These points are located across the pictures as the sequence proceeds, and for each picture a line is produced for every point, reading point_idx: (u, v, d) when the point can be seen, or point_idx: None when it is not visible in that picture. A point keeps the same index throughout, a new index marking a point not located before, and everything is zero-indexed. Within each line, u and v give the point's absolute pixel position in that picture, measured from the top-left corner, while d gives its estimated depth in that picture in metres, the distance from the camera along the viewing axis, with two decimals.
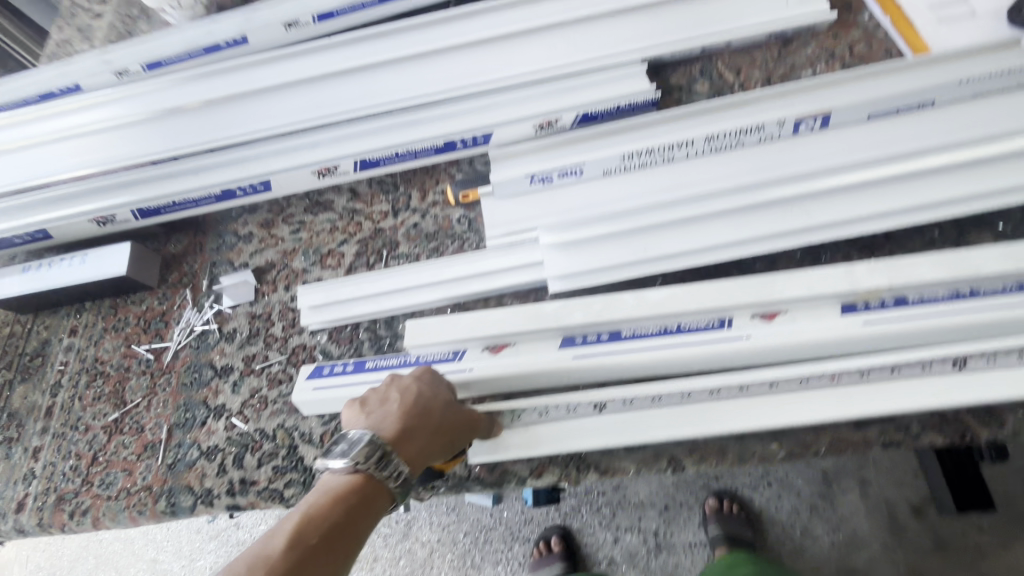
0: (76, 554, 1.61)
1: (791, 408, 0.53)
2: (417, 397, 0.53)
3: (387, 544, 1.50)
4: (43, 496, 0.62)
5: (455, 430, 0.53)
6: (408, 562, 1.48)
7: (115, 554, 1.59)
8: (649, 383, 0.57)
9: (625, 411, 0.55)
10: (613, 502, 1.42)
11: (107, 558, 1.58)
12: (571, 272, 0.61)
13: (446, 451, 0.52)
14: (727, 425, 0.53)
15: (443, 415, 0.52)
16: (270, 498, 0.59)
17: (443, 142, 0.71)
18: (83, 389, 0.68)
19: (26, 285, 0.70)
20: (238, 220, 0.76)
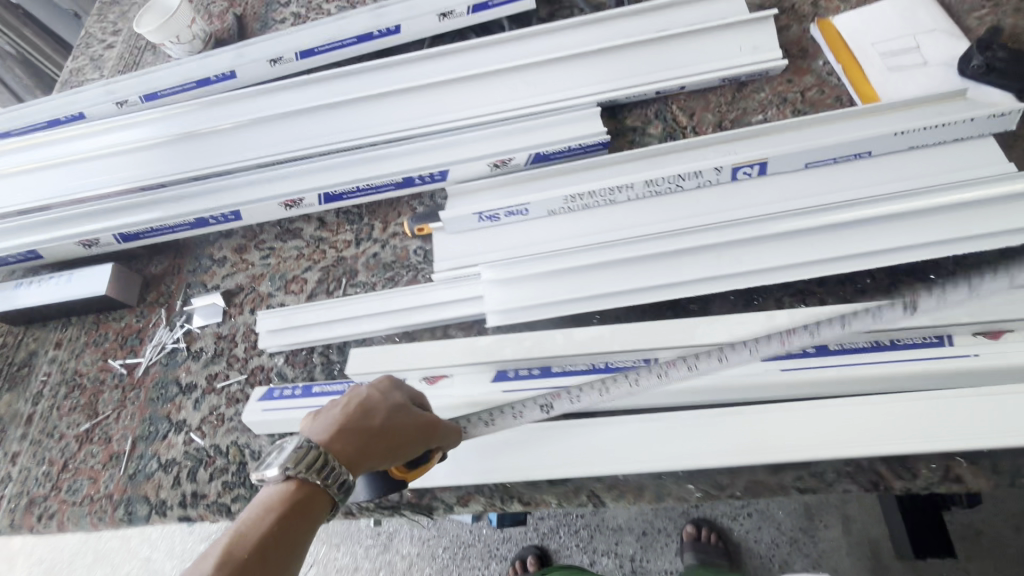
0: (77, 548, 1.69)
1: (710, 451, 0.55)
2: (364, 399, 0.53)
3: (368, 554, 1.53)
4: (16, 499, 0.68)
5: (403, 432, 0.51)
6: (387, 573, 1.50)
7: (112, 550, 1.66)
8: (575, 419, 0.59)
9: (551, 444, 0.58)
10: (591, 525, 1.43)
11: (105, 554, 1.65)
12: (509, 308, 0.64)
13: (393, 455, 0.51)
14: (643, 465, 0.55)
15: (388, 416, 0.52)
16: (218, 511, 0.63)
17: (403, 178, 0.75)
18: (62, 400, 0.74)
19: (17, 301, 0.77)
20: (214, 244, 0.81)
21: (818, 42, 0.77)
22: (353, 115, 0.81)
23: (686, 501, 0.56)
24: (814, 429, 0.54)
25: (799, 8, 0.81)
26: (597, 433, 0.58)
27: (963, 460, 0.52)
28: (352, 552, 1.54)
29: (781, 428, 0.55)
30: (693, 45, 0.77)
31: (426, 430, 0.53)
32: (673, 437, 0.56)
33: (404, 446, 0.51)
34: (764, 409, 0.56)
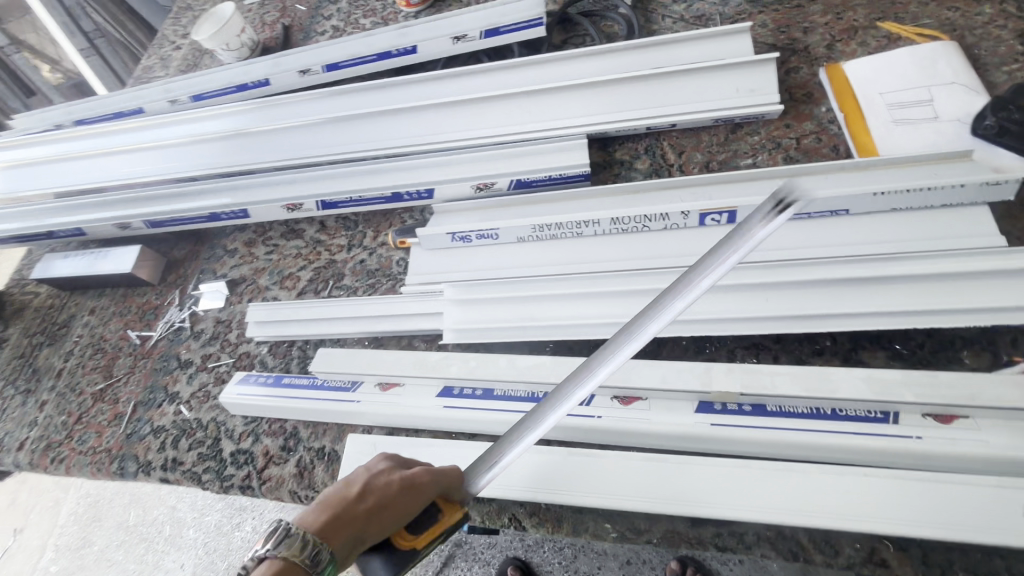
0: (118, 488, 1.89)
1: (630, 493, 0.54)
2: (349, 475, 0.51)
3: None
4: (38, 441, 0.79)
5: (387, 494, 0.48)
6: None
7: (146, 494, 1.84)
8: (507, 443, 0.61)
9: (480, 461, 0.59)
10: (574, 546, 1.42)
11: (139, 496, 1.84)
12: (465, 328, 0.66)
13: (379, 524, 0.46)
14: (562, 497, 0.56)
15: (371, 483, 0.49)
16: (190, 478, 0.70)
17: (392, 193, 0.80)
18: (87, 360, 0.85)
19: (65, 270, 0.89)
20: (229, 237, 0.90)
21: (823, 88, 0.74)
22: (357, 128, 0.86)
23: (602, 539, 0.56)
24: (740, 488, 0.52)
25: (811, 51, 0.78)
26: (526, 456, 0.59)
27: (889, 544, 0.49)
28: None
29: (708, 481, 0.53)
30: (690, 83, 0.76)
31: (416, 485, 0.49)
32: (597, 473, 0.56)
33: (391, 510, 0.47)
34: (693, 460, 0.54)
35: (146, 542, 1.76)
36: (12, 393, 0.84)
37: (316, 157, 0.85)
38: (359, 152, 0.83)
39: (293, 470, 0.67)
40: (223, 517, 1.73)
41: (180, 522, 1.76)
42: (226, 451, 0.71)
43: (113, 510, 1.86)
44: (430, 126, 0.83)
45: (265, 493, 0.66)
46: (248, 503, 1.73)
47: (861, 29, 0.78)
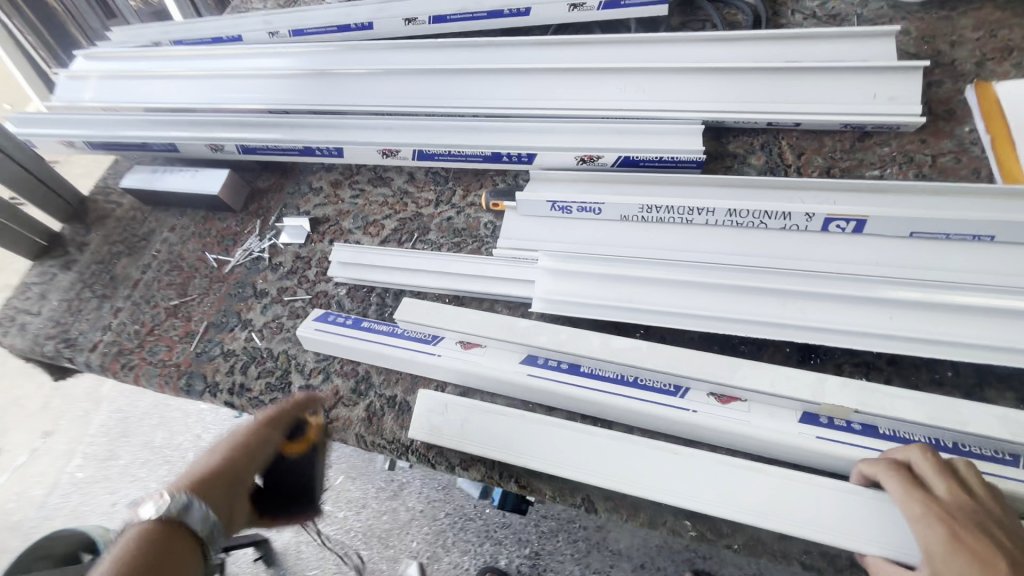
0: (148, 410, 1.94)
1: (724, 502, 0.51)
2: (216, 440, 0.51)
3: (377, 496, 1.62)
4: (109, 346, 0.80)
5: (253, 431, 0.51)
6: (390, 519, 1.58)
7: (174, 419, 1.89)
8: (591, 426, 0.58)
9: (562, 440, 0.57)
10: (591, 540, 1.42)
11: (168, 420, 1.89)
12: (556, 299, 0.64)
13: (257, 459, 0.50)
14: (647, 489, 0.53)
15: (236, 435, 0.51)
16: (256, 406, 0.70)
17: (491, 153, 0.78)
18: (162, 275, 0.85)
19: (152, 184, 0.90)
20: (315, 174, 0.89)
21: (968, 107, 0.70)
22: (461, 83, 0.84)
23: (678, 536, 0.54)
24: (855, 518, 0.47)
25: (958, 67, 0.73)
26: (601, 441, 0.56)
27: None
28: (362, 489, 1.63)
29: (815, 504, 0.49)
30: (823, 82, 0.72)
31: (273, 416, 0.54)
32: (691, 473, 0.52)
33: (261, 442, 0.51)
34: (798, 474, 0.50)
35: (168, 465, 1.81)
36: (88, 296, 0.85)
37: (417, 106, 0.83)
38: (462, 108, 0.82)
39: (362, 414, 0.66)
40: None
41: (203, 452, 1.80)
42: (295, 385, 0.71)
43: (141, 429, 1.91)
44: (538, 91, 0.81)
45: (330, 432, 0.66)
46: None
47: (1017, 49, 0.72)
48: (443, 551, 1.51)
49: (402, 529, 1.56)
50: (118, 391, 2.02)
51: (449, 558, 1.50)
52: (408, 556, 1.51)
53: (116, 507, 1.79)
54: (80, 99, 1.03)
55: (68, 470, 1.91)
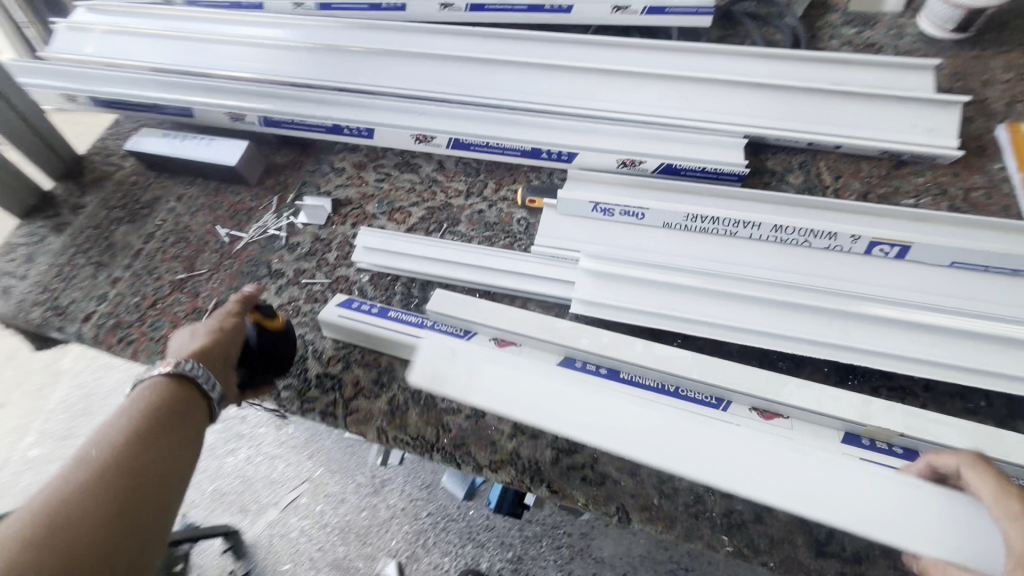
0: (115, 388, 1.84)
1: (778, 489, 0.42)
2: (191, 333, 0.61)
3: (357, 492, 1.57)
4: (106, 318, 0.74)
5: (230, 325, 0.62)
6: (369, 516, 1.53)
7: None
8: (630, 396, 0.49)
9: (596, 404, 0.48)
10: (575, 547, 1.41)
11: None
12: (597, 301, 0.63)
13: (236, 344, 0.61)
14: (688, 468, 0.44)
15: (211, 327, 0.61)
16: (268, 392, 0.66)
17: (531, 148, 0.76)
18: (167, 246, 0.80)
19: (162, 149, 0.84)
20: (339, 154, 0.85)
21: (999, 145, 0.72)
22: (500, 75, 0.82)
23: (715, 551, 0.53)
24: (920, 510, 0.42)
25: (989, 105, 0.75)
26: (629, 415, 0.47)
27: None
28: (342, 483, 1.58)
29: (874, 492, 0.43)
30: (864, 108, 0.73)
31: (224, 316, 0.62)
32: (736, 453, 0.45)
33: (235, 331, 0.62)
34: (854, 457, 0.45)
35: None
36: (82, 263, 0.80)
37: (453, 93, 0.80)
38: (500, 98, 0.79)
39: (385, 407, 0.63)
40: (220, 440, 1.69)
41: None
42: (311, 372, 0.67)
43: (105, 409, 1.81)
44: (580, 89, 0.79)
45: (349, 424, 0.63)
46: (245, 432, 1.69)
47: None
48: (422, 552, 1.47)
49: (381, 527, 1.52)
50: (83, 366, 1.91)
51: (429, 559, 1.46)
52: (386, 555, 1.47)
53: None
54: (80, 52, 0.96)
55: (21, 447, 1.79)
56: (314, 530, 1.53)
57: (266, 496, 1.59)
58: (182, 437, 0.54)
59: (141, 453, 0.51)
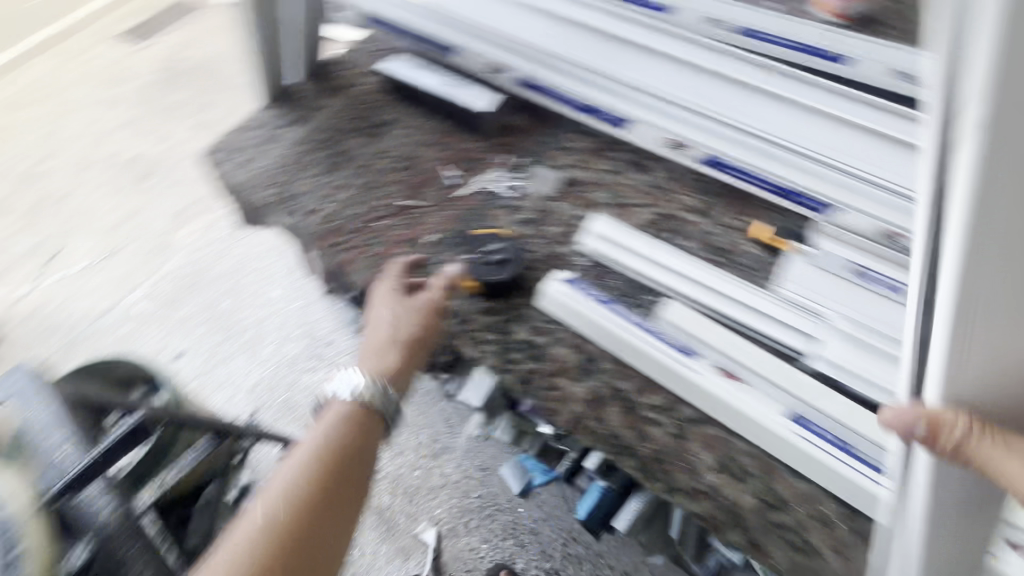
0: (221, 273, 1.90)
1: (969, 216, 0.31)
2: (395, 320, 0.67)
3: (415, 449, 1.55)
4: (328, 219, 0.77)
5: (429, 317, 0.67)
6: (420, 476, 1.52)
7: (243, 292, 1.85)
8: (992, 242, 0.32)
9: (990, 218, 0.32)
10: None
11: (237, 290, 1.85)
12: (836, 362, 0.60)
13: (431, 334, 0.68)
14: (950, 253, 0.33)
15: (411, 320, 0.67)
16: (470, 341, 0.68)
17: (785, 188, 0.69)
18: (393, 170, 0.82)
19: (412, 77, 0.86)
20: (574, 134, 0.85)
21: None
22: None
23: None
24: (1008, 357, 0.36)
25: None
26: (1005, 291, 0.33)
27: None
28: (403, 436, 1.57)
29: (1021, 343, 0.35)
30: None
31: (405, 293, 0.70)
32: (1002, 200, 0.30)
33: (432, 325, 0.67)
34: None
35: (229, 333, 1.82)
36: (312, 160, 0.82)
37: (715, 110, 0.69)
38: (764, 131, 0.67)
39: (585, 394, 0.63)
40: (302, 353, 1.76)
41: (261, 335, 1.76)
42: (515, 335, 0.67)
43: (207, 289, 1.87)
44: None
45: (546, 400, 0.63)
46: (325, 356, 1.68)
47: None
48: (461, 531, 1.42)
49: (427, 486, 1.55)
50: (198, 242, 1.98)
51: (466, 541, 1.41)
52: (427, 520, 1.46)
53: (157, 352, 1.75)
54: None
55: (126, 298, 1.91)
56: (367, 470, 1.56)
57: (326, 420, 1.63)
58: (365, 453, 0.62)
59: (335, 473, 0.59)
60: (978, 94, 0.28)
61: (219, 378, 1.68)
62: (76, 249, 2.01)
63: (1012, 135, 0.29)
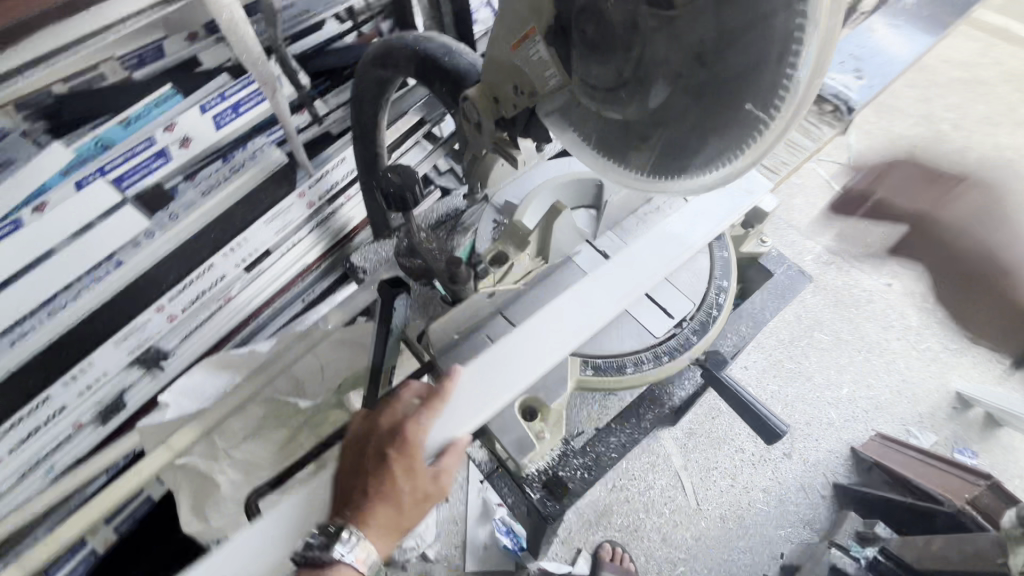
0: (895, 366, 1.76)
1: (618, 278, 0.64)
2: (363, 470, 0.59)
3: (706, 544, 1.47)
4: None
5: (408, 461, 0.57)
6: (687, 542, 1.47)
7: (868, 380, 1.73)
8: (615, 282, 0.64)
9: (609, 287, 0.63)
10: (622, 556, 1.41)
11: (868, 370, 1.75)
12: None
13: (411, 466, 0.57)
14: (585, 296, 0.63)
15: (404, 479, 0.57)
16: None
17: None
18: None
19: None
20: None
21: None
22: None
23: None
24: (590, 320, 0.62)
25: None
26: (580, 308, 0.62)
27: None
28: (731, 535, 1.48)
29: (597, 305, 0.62)
30: None
31: (383, 446, 0.58)
32: (648, 263, 0.66)
33: (417, 466, 0.57)
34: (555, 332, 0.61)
35: (835, 355, 1.77)
36: None
37: None
38: None
39: None
40: (817, 430, 1.64)
41: (817, 414, 1.66)
42: None
43: (881, 360, 1.77)
44: None
45: None
46: (800, 486, 1.55)
47: None
48: (655, 551, 1.46)
49: (660, 535, 1.48)
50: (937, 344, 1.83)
51: (646, 552, 1.46)
52: (645, 552, 1.46)
53: (864, 374, 1.74)
54: None
55: (862, 269, 1.98)
56: (680, 469, 1.57)
57: (739, 446, 1.60)
58: (398, 524, 0.59)
59: (396, 527, 0.60)
60: (644, 256, 0.66)
61: (773, 365, 1.74)
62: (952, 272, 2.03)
63: (668, 241, 0.68)
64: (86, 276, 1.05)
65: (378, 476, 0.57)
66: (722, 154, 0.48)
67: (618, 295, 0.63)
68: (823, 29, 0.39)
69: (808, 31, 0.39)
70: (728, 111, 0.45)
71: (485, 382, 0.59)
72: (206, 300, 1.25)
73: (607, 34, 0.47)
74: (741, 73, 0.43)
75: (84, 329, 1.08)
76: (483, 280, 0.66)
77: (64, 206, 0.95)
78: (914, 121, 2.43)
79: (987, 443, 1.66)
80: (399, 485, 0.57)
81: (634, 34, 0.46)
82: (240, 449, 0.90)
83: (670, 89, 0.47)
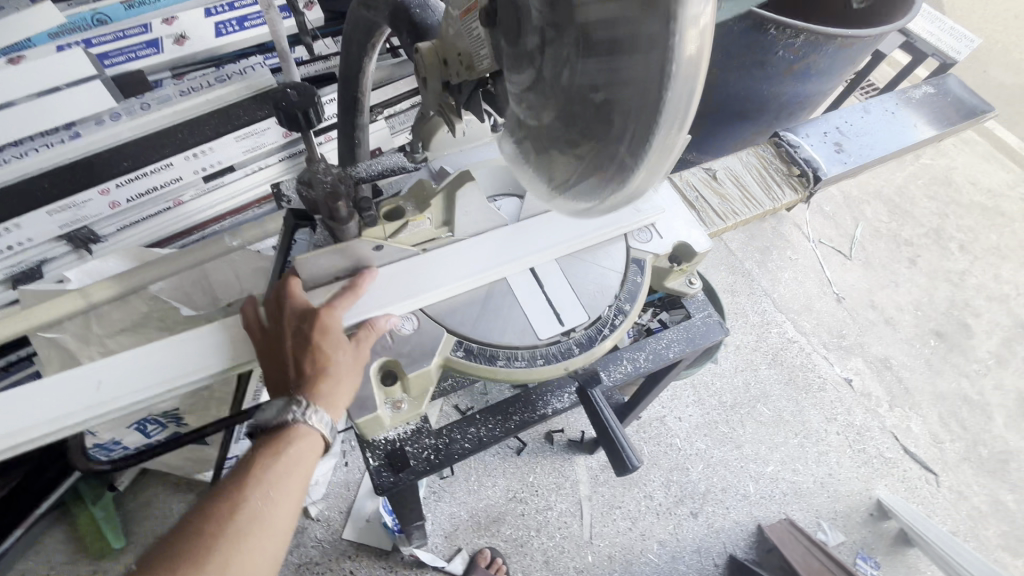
0: (830, 460, 1.73)
1: (477, 254, 0.71)
2: (289, 359, 0.61)
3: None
4: None
5: (329, 335, 0.61)
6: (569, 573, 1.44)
7: (798, 467, 1.70)
8: (477, 261, 0.70)
9: (465, 255, 0.70)
10: (498, 565, 1.40)
11: (800, 456, 1.72)
12: None
13: (334, 342, 0.61)
14: (441, 265, 0.69)
15: (332, 351, 0.60)
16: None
17: None
18: None
19: None
20: None
21: None
22: None
23: None
24: (443, 284, 0.68)
25: None
26: (441, 263, 0.69)
27: None
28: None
29: (453, 268, 0.69)
30: None
31: (305, 330, 0.61)
32: (512, 248, 0.72)
33: (340, 341, 0.61)
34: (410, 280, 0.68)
35: (772, 432, 1.75)
36: None
37: None
38: None
39: None
40: (730, 498, 1.61)
41: (738, 484, 1.64)
42: None
43: (817, 450, 1.74)
44: None
45: None
46: (698, 547, 1.53)
47: None
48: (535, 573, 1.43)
49: (542, 557, 1.45)
50: (877, 447, 1.80)
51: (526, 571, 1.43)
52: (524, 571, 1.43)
53: (796, 460, 1.71)
54: None
55: (827, 356, 1.96)
56: (583, 498, 1.54)
57: (648, 493, 1.58)
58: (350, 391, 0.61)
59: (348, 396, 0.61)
60: (509, 242, 0.72)
61: (710, 425, 1.72)
62: (916, 384, 2.00)
63: (538, 236, 0.73)
64: (38, 140, 1.05)
65: (303, 356, 0.60)
66: (606, 181, 0.48)
67: (476, 272, 0.69)
68: (690, 77, 0.39)
69: (675, 80, 0.38)
70: (607, 147, 0.46)
71: (387, 290, 0.67)
72: (152, 200, 1.23)
73: (524, 31, 0.48)
74: (621, 109, 0.43)
75: (21, 194, 1.05)
76: (371, 230, 0.69)
77: (37, 64, 0.95)
78: (924, 231, 2.41)
79: (893, 558, 1.63)
80: (336, 357, 0.60)
81: (544, 46, 0.47)
82: (112, 340, 0.93)
83: (568, 109, 0.47)
